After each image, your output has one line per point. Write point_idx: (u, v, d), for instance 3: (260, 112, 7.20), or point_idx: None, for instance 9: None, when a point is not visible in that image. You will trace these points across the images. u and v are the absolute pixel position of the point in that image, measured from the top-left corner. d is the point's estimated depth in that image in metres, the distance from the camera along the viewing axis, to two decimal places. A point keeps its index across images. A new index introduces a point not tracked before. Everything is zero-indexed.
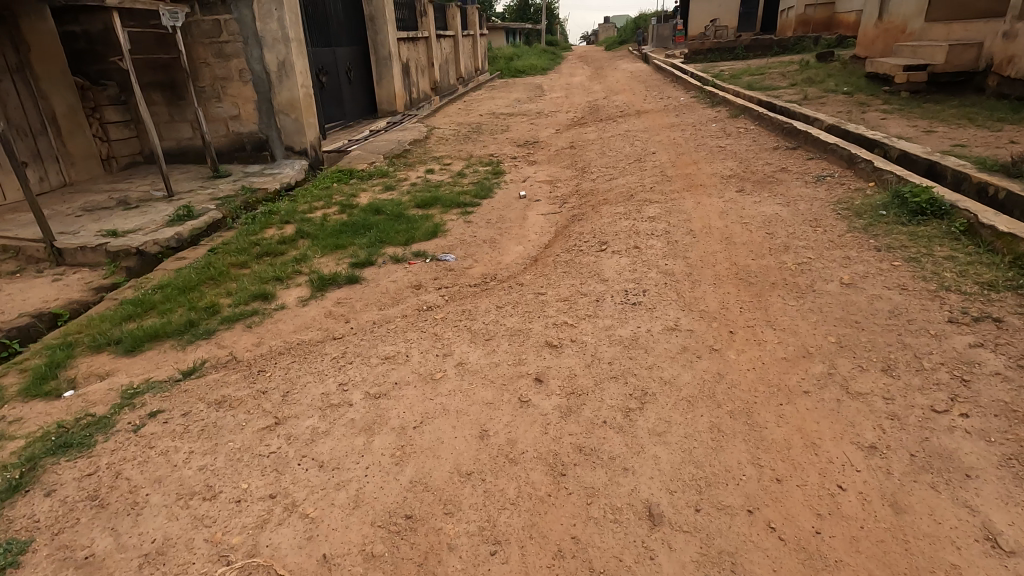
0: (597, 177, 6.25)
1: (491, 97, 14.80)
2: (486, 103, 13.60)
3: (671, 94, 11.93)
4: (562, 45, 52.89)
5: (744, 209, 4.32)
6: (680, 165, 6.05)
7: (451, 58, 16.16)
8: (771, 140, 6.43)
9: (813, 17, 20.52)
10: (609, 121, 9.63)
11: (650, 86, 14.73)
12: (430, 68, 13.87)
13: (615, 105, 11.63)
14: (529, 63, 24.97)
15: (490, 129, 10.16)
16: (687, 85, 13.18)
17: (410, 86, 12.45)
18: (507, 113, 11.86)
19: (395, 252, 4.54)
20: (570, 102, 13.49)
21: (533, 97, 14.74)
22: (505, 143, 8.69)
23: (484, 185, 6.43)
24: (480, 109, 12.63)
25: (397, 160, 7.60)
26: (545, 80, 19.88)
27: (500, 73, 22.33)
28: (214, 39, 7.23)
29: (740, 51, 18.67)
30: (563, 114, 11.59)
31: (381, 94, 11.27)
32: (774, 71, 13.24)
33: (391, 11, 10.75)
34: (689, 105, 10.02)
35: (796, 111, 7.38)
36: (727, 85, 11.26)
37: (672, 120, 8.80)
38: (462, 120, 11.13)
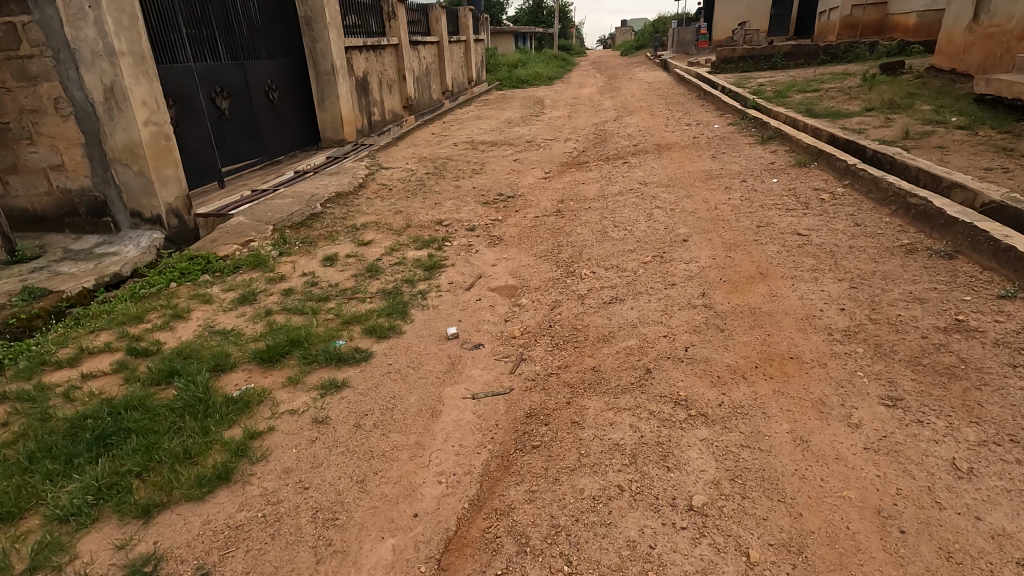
0: (590, 293, 3.65)
1: (478, 117, 12.22)
2: (470, 126, 11.05)
3: (700, 119, 9.25)
4: (574, 50, 50.14)
5: (928, 508, 1.70)
6: (734, 281, 3.41)
7: (433, 69, 13.59)
8: (887, 229, 3.78)
9: (863, 18, 17.66)
10: (619, 161, 7.01)
11: (672, 104, 12.10)
12: (401, 82, 11.38)
13: (628, 133, 9.00)
14: (534, 72, 22.34)
15: (458, 169, 7.61)
16: (719, 106, 10.47)
17: (369, 107, 9.91)
18: (489, 143, 9.27)
19: (99, 555, 1.98)
20: (574, 125, 10.90)
21: (529, 117, 12.13)
22: (467, 200, 6.14)
23: (399, 299, 3.86)
24: (458, 136, 10.07)
25: (294, 235, 5.08)
26: (548, 93, 17.37)
27: (501, 84, 19.91)
28: (10, 52, 4.63)
29: (778, 59, 15.88)
30: (561, 145, 9.00)
31: (324, 119, 8.74)
32: (831, 88, 10.50)
33: (334, 12, 8.26)
34: (728, 140, 7.32)
35: (910, 164, 4.71)
36: (776, 109, 8.54)
37: (709, 166, 6.13)
38: (427, 154, 8.58)
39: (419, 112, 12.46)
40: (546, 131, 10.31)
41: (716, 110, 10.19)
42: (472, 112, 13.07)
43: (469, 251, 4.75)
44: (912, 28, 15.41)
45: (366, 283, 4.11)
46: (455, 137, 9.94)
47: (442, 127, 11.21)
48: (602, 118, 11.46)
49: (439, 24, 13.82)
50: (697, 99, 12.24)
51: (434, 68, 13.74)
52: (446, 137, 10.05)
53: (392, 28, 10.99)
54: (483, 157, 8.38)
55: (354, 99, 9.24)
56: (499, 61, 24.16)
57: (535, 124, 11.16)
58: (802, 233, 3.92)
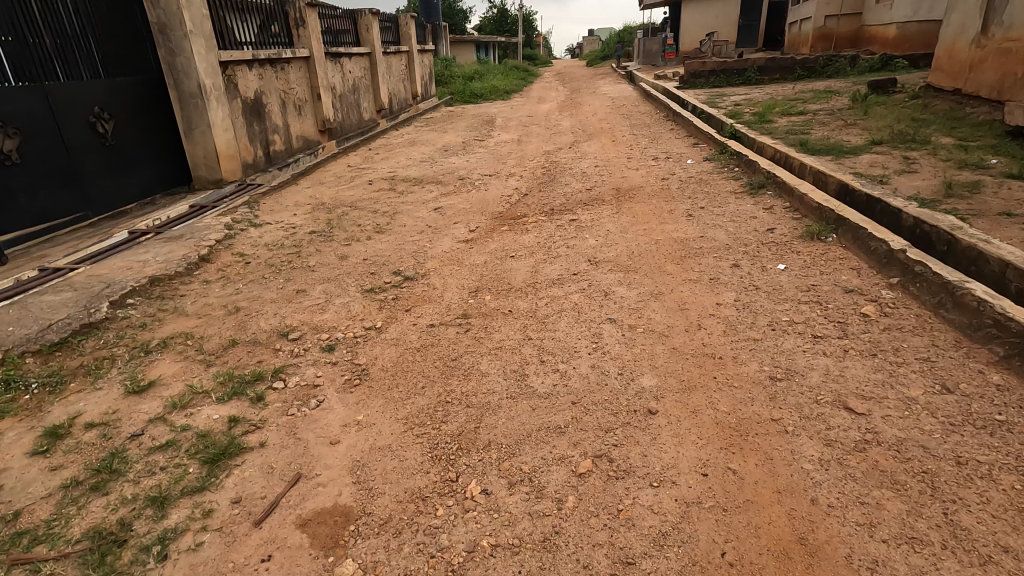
0: (473, 561, 1.87)
1: (412, 142, 10.41)
2: (397, 155, 9.23)
3: (670, 151, 7.65)
4: (540, 60, 48.95)
5: None
6: (744, 561, 1.69)
7: (363, 85, 11.76)
8: (1007, 410, 2.11)
9: (837, 30, 16.53)
10: (567, 217, 5.31)
11: (638, 126, 10.53)
12: (315, 102, 9.51)
13: (583, 167, 7.33)
14: (490, 85, 20.68)
15: (359, 224, 5.79)
16: (693, 132, 8.90)
17: (265, 134, 8.02)
18: (412, 182, 7.49)
19: None
20: (523, 153, 9.19)
21: (471, 142, 10.39)
22: (346, 284, 4.33)
23: (111, 561, 2.01)
24: (378, 169, 8.26)
25: (35, 369, 3.18)
26: (503, 110, 15.70)
27: (453, 99, 18.19)
28: None
29: (751, 73, 14.53)
30: (500, 184, 7.30)
31: (194, 152, 6.84)
32: (817, 110, 9.06)
33: (199, 18, 6.42)
34: (707, 186, 5.68)
35: (991, 252, 3.09)
36: (761, 139, 6.99)
37: (686, 232, 4.46)
38: (327, 200, 6.74)
39: (343, 136, 10.58)
40: (486, 163, 8.58)
41: (689, 138, 8.61)
42: (408, 135, 11.26)
43: (308, 401, 2.94)
44: (891, 41, 14.26)
45: (77, 507, 2.25)
46: (373, 172, 8.12)
47: (364, 156, 9.38)
48: (556, 143, 9.80)
49: (370, 33, 11.99)
50: (665, 120, 10.71)
51: (366, 84, 11.91)
52: (363, 171, 8.23)
53: (301, 38, 9.15)
54: (398, 202, 6.59)
55: (240, 127, 7.37)
56: (454, 72, 22.43)
57: (476, 152, 9.42)
58: (853, 408, 2.23)
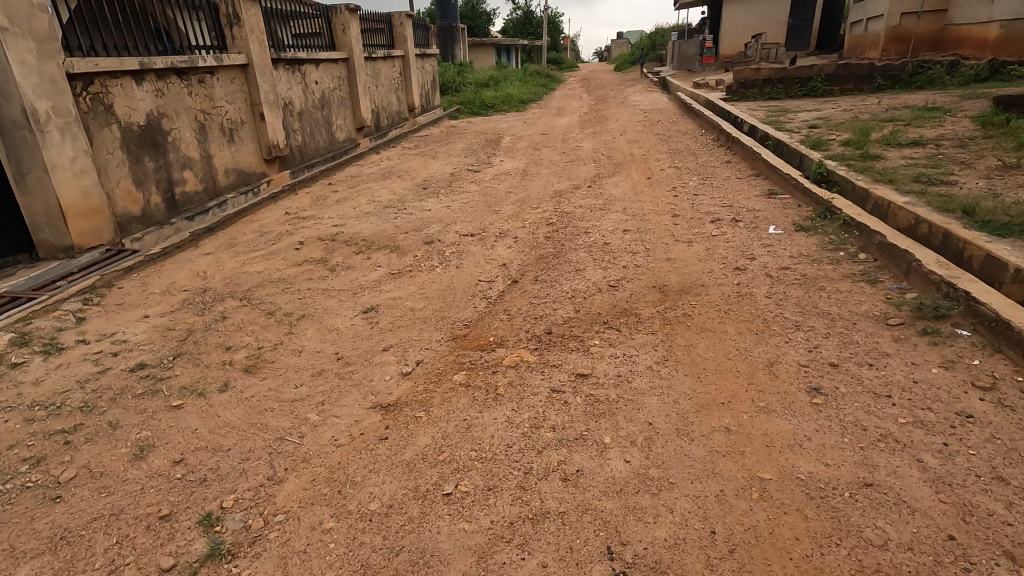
0: None
1: (387, 173, 8.15)
2: (358, 196, 6.99)
3: (734, 205, 5.20)
4: (564, 64, 46.63)
5: None
6: None
7: (337, 98, 9.55)
8: None
9: (916, 29, 13.41)
10: (571, 360, 2.93)
11: (680, 155, 8.11)
12: (257, 123, 7.30)
13: (607, 229, 4.94)
14: (503, 94, 18.41)
15: (232, 344, 3.53)
16: (761, 168, 6.41)
17: (166, 173, 5.83)
18: (358, 246, 5.22)
19: None
20: (527, 194, 6.84)
21: (463, 174, 8.08)
22: (85, 563, 2.02)
23: None
24: (322, 221, 6.01)
25: None
26: (515, 125, 13.37)
27: (460, 110, 15.97)
28: None
29: (817, 82, 11.86)
30: (481, 255, 4.97)
31: (32, 208, 4.68)
32: (938, 139, 6.49)
33: (26, 9, 4.28)
34: (823, 298, 3.23)
35: None
36: (886, 196, 4.50)
37: (823, 459, 2.05)
38: (217, 283, 4.50)
39: (301, 164, 8.37)
40: (472, 211, 6.26)
41: (757, 179, 6.13)
42: (387, 162, 9.01)
43: None
44: (994, 43, 11.52)
45: None
46: (313, 226, 5.87)
47: (317, 194, 7.14)
48: (573, 180, 7.44)
49: (347, 35, 9.77)
50: (716, 147, 8.25)
51: (340, 98, 9.69)
52: (301, 223, 6.00)
53: (237, 41, 6.97)
54: (318, 290, 4.31)
55: (115, 167, 5.19)
56: (465, 79, 20.20)
57: (462, 192, 7.12)
58: None
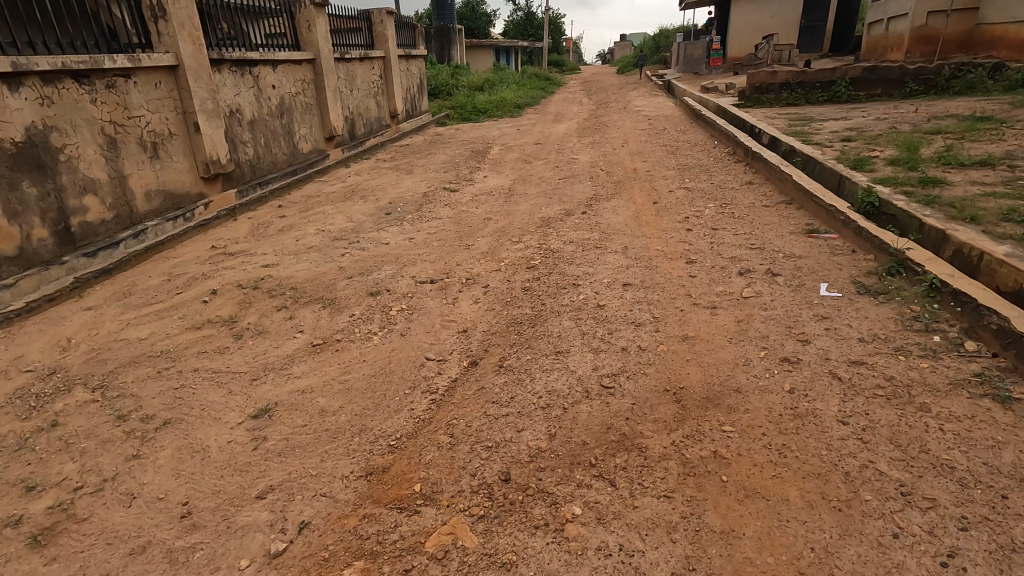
0: None
1: (349, 193, 7.01)
2: (307, 223, 5.85)
3: (766, 248, 4.05)
4: (566, 66, 45.69)
5: None
6: None
7: (300, 104, 8.43)
8: None
9: (944, 30, 11.87)
10: (536, 554, 1.79)
11: (691, 173, 6.99)
12: (191, 136, 6.17)
13: (602, 281, 3.80)
14: (498, 98, 17.35)
15: (43, 477, 2.40)
16: (793, 194, 5.26)
17: (57, 200, 4.71)
18: (283, 299, 4.08)
19: None
20: (509, 222, 5.72)
21: (438, 194, 6.95)
22: None
23: None
24: (251, 260, 4.87)
25: None
26: (508, 133, 12.27)
27: (450, 116, 14.90)
28: None
29: (841, 87, 10.69)
30: (439, 314, 3.83)
31: None
32: (1009, 159, 5.33)
33: None
34: (930, 432, 2.08)
35: None
36: (979, 245, 3.33)
37: None
38: (79, 357, 3.37)
39: (251, 182, 7.23)
40: (439, 245, 5.12)
41: (789, 208, 4.98)
42: (354, 178, 7.87)
43: None
44: None
45: None
46: (238, 267, 4.74)
47: (259, 221, 6.00)
48: (565, 202, 6.31)
49: (313, 34, 8.64)
50: (733, 163, 7.10)
51: (303, 104, 8.56)
52: (226, 261, 4.86)
53: (163, 38, 5.83)
54: (206, 372, 3.17)
55: None
56: (459, 81, 19.17)
57: (432, 218, 5.97)
58: None
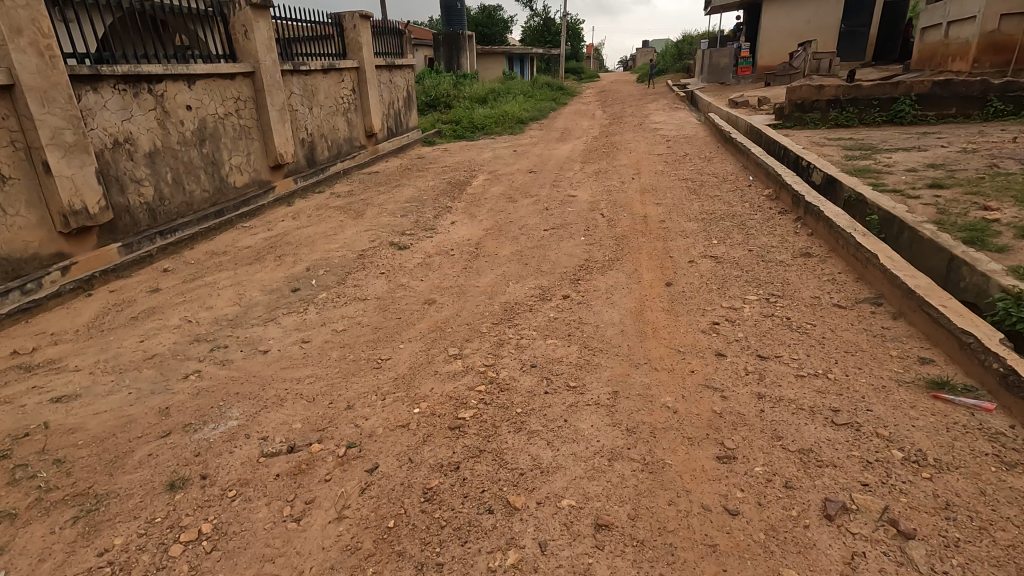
0: None
1: (266, 249, 5.38)
2: (179, 304, 4.22)
3: (862, 430, 2.26)
4: (584, 74, 44.11)
5: None
6: None
7: (229, 127, 6.83)
8: None
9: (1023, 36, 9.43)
10: None
11: (719, 229, 5.20)
12: (42, 178, 4.59)
13: (560, 503, 2.05)
14: (500, 110, 15.74)
15: None
16: (880, 286, 3.44)
17: None
18: (25, 491, 2.42)
19: None
20: (459, 310, 4.03)
21: (381, 251, 5.26)
22: None
23: None
24: (50, 383, 3.23)
25: None
26: (503, 156, 10.58)
27: (443, 132, 13.31)
28: None
29: (905, 105, 8.76)
30: (263, 551, 2.11)
31: None
32: None
33: None
34: None
35: None
36: None
37: None
38: None
39: (149, 231, 5.66)
40: (338, 359, 3.42)
41: (877, 316, 3.17)
42: (286, 223, 6.23)
43: None
44: None
45: None
46: (19, 398, 3.09)
47: (121, 297, 4.39)
48: (544, 274, 4.59)
49: (250, 41, 7.06)
50: (775, 216, 5.28)
51: (236, 128, 6.97)
52: (10, 385, 3.22)
53: None
54: None
55: None
56: (460, 92, 17.62)
57: (354, 298, 4.28)
58: None
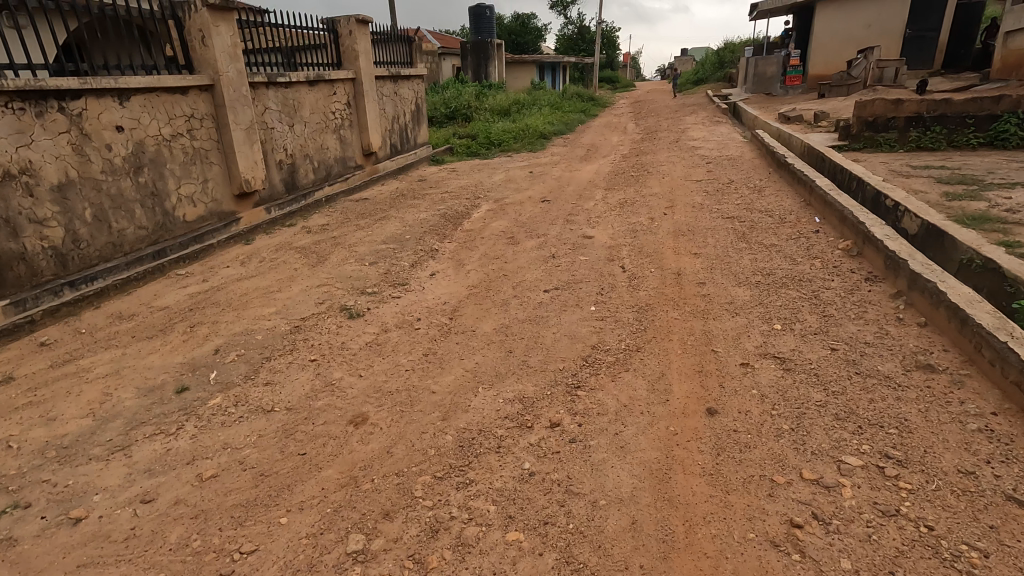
0: None
1: (184, 311, 4.22)
2: (18, 408, 3.05)
3: None
4: (619, 84, 42.76)
5: None
6: None
7: (177, 151, 5.75)
8: None
9: None
10: None
11: (781, 302, 3.77)
12: None
13: None
14: (523, 123, 14.49)
15: None
16: None
17: None
18: None
19: None
20: (398, 437, 2.74)
21: (327, 321, 4.02)
22: None
23: None
24: None
25: None
26: (518, 178, 9.30)
27: (456, 148, 12.12)
28: None
29: (1010, 125, 7.09)
30: None
31: None
32: None
33: None
34: None
35: None
36: None
37: None
38: None
39: (54, 282, 4.58)
40: (176, 545, 2.16)
41: None
42: (229, 270, 5.08)
43: None
44: None
45: None
46: None
47: None
48: (533, 372, 3.26)
49: (208, 49, 5.98)
50: (860, 285, 3.82)
51: (187, 151, 5.89)
52: None
53: None
54: None
55: None
56: (481, 103, 16.47)
57: (255, 406, 3.04)
58: None
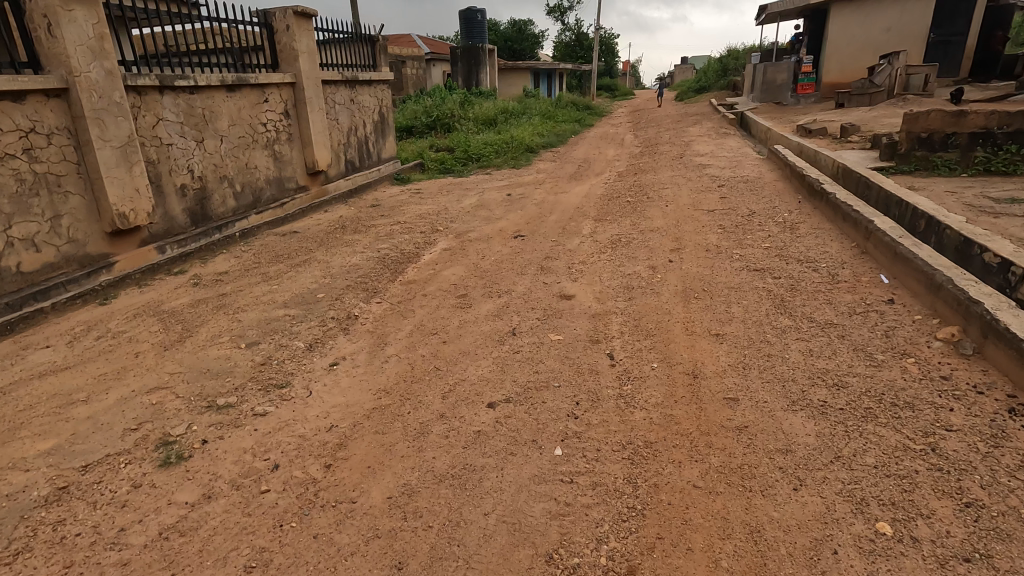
0: None
1: None
2: None
3: None
4: (618, 91, 41.45)
5: None
6: None
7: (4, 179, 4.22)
8: None
9: None
10: None
11: (873, 458, 2.23)
12: None
13: None
14: (509, 135, 12.99)
15: None
16: None
17: None
18: None
19: None
20: None
21: (124, 471, 2.46)
22: None
23: None
24: None
25: None
26: (492, 203, 7.78)
27: (428, 164, 10.61)
28: None
29: None
30: None
31: None
32: None
33: None
34: None
35: None
36: None
37: None
38: None
39: None
40: None
41: None
42: (43, 355, 3.53)
43: None
44: None
45: None
46: None
47: None
48: None
49: (56, 42, 4.46)
50: (1005, 428, 2.27)
51: (24, 179, 4.36)
52: None
53: None
54: None
55: None
56: (465, 112, 14.99)
57: None
58: None
